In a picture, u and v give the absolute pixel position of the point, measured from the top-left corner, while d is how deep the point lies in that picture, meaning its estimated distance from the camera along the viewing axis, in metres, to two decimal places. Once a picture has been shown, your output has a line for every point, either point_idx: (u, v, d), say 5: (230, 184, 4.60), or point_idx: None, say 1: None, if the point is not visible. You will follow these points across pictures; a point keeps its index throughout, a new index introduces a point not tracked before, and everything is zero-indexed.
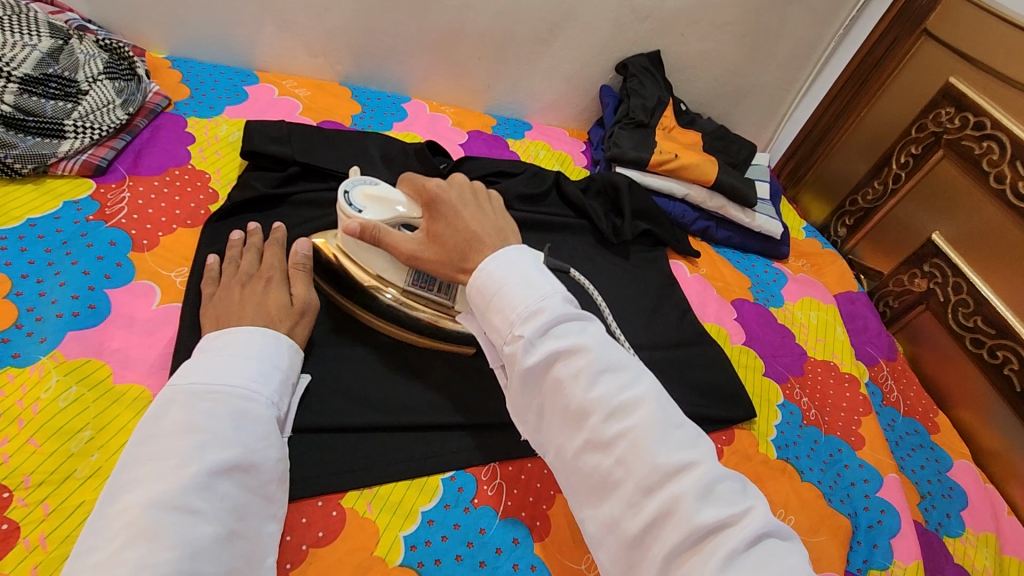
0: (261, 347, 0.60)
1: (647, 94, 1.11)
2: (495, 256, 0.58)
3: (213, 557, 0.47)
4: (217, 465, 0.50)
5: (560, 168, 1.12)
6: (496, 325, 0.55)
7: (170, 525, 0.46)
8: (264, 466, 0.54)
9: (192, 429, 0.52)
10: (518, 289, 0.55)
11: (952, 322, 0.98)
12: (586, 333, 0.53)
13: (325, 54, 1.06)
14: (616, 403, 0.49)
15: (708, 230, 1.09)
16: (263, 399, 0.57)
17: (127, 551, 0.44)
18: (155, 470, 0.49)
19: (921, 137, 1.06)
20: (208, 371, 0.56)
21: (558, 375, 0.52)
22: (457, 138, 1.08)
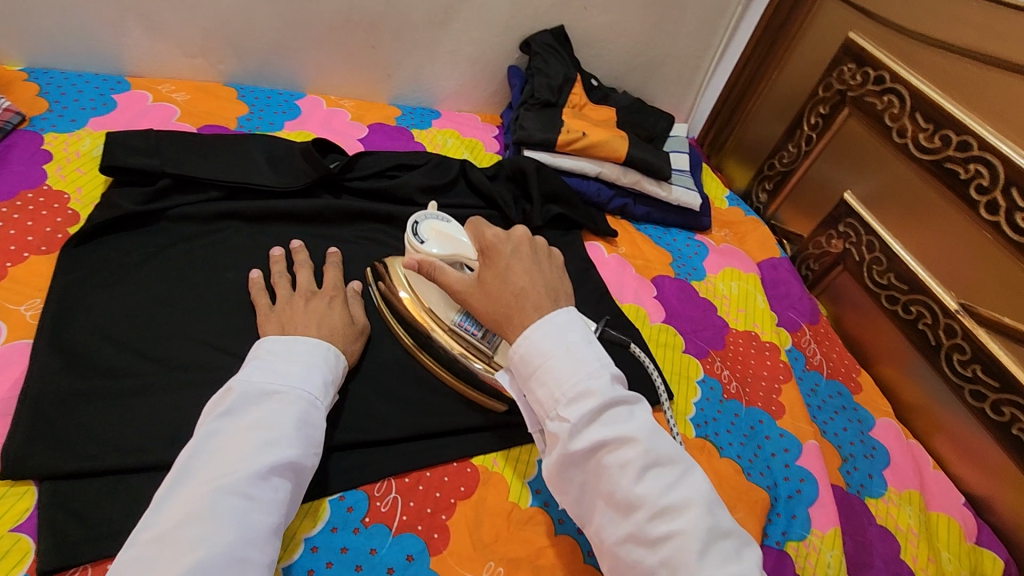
0: (322, 357, 0.61)
1: (552, 72, 1.07)
2: (542, 322, 0.56)
3: (260, 548, 0.47)
4: (276, 464, 0.50)
5: (469, 156, 1.08)
6: (540, 395, 0.54)
7: (230, 510, 0.47)
8: (308, 474, 0.55)
9: (259, 425, 0.52)
10: (568, 365, 0.53)
11: (868, 281, 0.97)
12: (636, 419, 0.52)
13: (203, 53, 0.99)
14: (664, 504, 0.48)
15: (626, 207, 1.07)
16: (321, 405, 0.58)
17: (185, 530, 0.45)
18: (225, 459, 0.50)
19: (828, 96, 1.04)
20: (272, 372, 0.56)
21: (604, 463, 0.51)
22: (356, 132, 1.02)
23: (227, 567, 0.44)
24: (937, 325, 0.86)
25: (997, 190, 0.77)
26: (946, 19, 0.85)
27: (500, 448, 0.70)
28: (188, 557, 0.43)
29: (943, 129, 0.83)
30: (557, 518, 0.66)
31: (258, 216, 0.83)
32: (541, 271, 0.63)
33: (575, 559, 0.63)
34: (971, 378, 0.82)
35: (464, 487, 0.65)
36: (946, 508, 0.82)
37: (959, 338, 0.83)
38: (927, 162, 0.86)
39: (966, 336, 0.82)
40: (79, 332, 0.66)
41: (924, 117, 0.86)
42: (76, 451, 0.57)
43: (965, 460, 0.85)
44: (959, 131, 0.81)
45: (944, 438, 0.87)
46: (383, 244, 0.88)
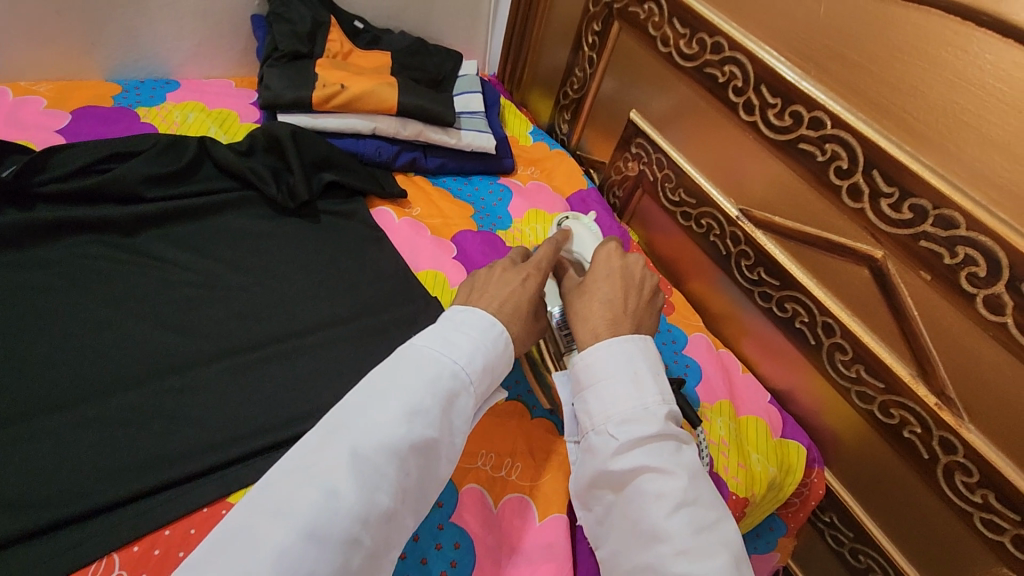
0: (494, 340, 0.55)
1: (295, 18, 0.92)
2: (614, 342, 0.59)
3: (371, 529, 0.44)
4: (414, 442, 0.47)
5: (215, 132, 0.90)
6: (592, 408, 0.57)
7: (352, 480, 0.44)
8: (443, 464, 0.50)
9: (405, 393, 0.49)
10: (626, 386, 0.56)
11: (664, 200, 0.96)
12: (679, 455, 0.53)
13: None
14: (691, 545, 0.48)
15: (416, 161, 0.97)
16: (469, 382, 0.53)
17: (306, 490, 0.43)
18: (364, 419, 0.47)
19: (597, 11, 0.98)
20: (446, 341, 0.54)
21: (642, 487, 0.52)
22: (52, 123, 0.82)
23: (336, 541, 0.42)
24: (725, 234, 0.86)
25: (750, 89, 0.75)
26: None
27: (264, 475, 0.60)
28: (308, 516, 0.42)
29: (697, 33, 0.80)
30: None
31: None
32: (625, 305, 0.63)
33: None
34: (758, 281, 0.84)
35: None
36: (754, 409, 0.84)
37: (744, 244, 0.84)
38: (690, 70, 0.83)
39: (749, 241, 0.83)
40: None
41: (680, 23, 0.83)
42: None
43: (767, 358, 0.87)
44: (710, 33, 0.79)
45: (750, 341, 0.89)
46: (101, 258, 0.71)
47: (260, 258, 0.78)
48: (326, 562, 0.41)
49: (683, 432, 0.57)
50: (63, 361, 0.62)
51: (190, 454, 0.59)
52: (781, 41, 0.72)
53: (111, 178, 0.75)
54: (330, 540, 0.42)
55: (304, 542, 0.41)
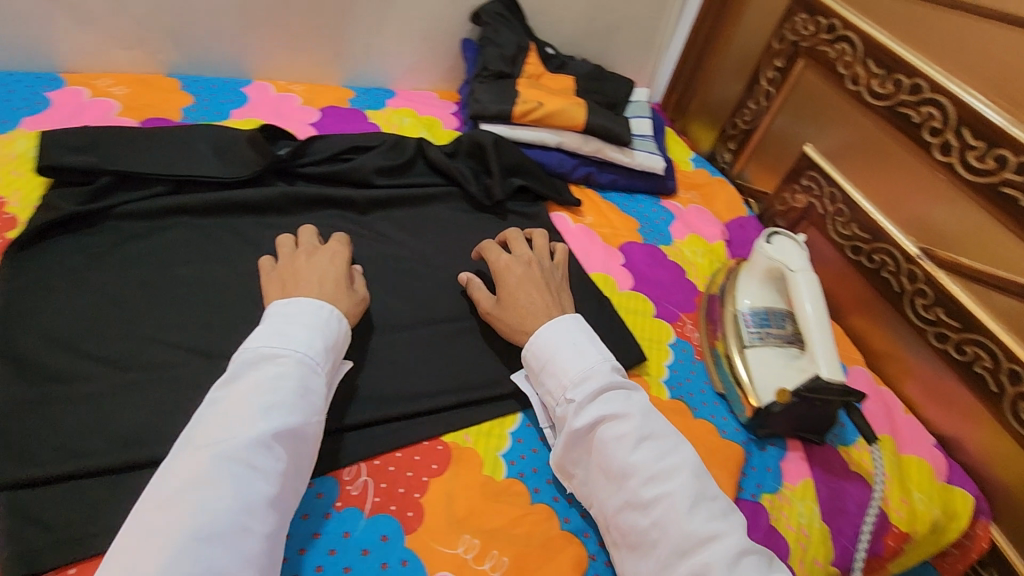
0: (326, 319, 0.62)
1: (504, 42, 1.04)
2: (550, 324, 0.70)
3: (261, 515, 0.49)
4: (278, 430, 0.52)
5: (427, 134, 1.05)
6: (548, 384, 0.67)
7: (229, 475, 0.48)
8: (313, 443, 0.56)
9: (255, 390, 0.53)
10: (569, 357, 0.67)
11: (833, 233, 0.97)
12: (630, 402, 0.64)
13: (140, 44, 0.95)
14: (657, 469, 0.59)
15: (591, 176, 1.06)
16: (316, 366, 0.58)
17: (191, 493, 0.47)
18: (226, 426, 0.51)
19: (783, 49, 1.03)
20: (280, 335, 0.58)
21: (603, 436, 0.62)
22: (307, 117, 1.00)
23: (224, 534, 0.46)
24: (900, 271, 0.87)
25: (948, 131, 0.77)
26: None
27: (471, 424, 0.70)
28: (199, 522, 0.45)
29: (894, 73, 0.83)
30: (533, 488, 0.67)
31: (208, 210, 0.80)
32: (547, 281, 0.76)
33: (551, 527, 0.64)
34: (934, 322, 0.83)
35: (436, 464, 0.65)
36: (917, 450, 0.82)
37: (922, 283, 0.84)
38: (881, 109, 0.86)
39: (928, 280, 0.83)
40: (23, 339, 0.63)
41: (875, 64, 0.86)
42: (31, 461, 0.55)
43: (933, 401, 0.86)
44: (909, 74, 0.81)
45: (915, 382, 0.88)
46: (343, 229, 0.86)
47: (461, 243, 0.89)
48: (228, 552, 0.45)
49: (628, 383, 0.67)
50: None
51: (413, 396, 0.70)
52: (993, 87, 0.73)
53: (355, 165, 0.90)
54: (217, 535, 0.46)
55: (192, 546, 0.44)
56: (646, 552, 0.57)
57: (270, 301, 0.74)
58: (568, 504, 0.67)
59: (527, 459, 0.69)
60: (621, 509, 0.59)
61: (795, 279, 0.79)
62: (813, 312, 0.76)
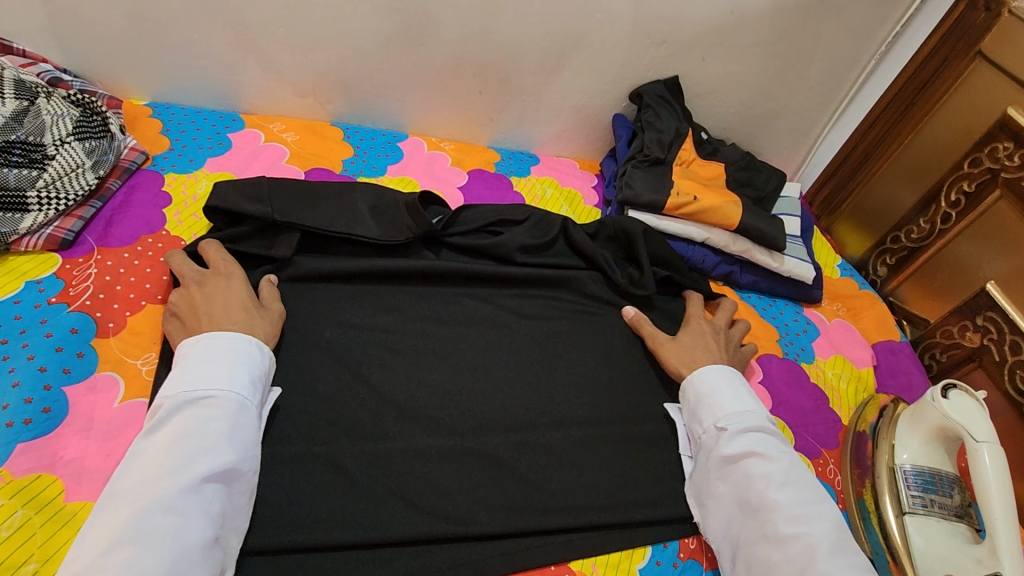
0: (247, 352, 0.63)
1: (664, 127, 1.01)
2: (714, 366, 0.76)
3: (199, 561, 0.50)
4: (208, 473, 0.54)
5: (568, 211, 1.03)
6: (702, 416, 0.73)
7: (159, 527, 0.49)
8: (246, 481, 0.57)
9: (189, 435, 0.55)
10: (727, 396, 0.72)
11: (1008, 385, 0.87)
12: (778, 448, 0.68)
13: (314, 94, 0.99)
14: (796, 512, 0.62)
15: (732, 275, 1.00)
16: (249, 405, 0.60)
17: (116, 553, 0.47)
18: (148, 478, 0.52)
19: (975, 173, 0.94)
20: (201, 377, 0.59)
21: (750, 470, 0.66)
22: (456, 179, 1.00)
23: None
24: None
25: None
26: None
27: (600, 553, 0.65)
28: None
29: None
30: None
31: (359, 274, 0.81)
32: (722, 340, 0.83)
33: None
34: None
35: None
36: None
37: None
38: None
39: None
40: None
41: None
42: None
43: None
44: None
45: None
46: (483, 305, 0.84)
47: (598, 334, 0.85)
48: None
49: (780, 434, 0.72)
50: (456, 390, 0.74)
51: (544, 511, 0.66)
52: None
53: (500, 243, 0.87)
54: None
55: None
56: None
57: (411, 378, 0.74)
58: None
59: None
60: (754, 541, 0.62)
61: (978, 452, 0.70)
62: (998, 499, 0.67)
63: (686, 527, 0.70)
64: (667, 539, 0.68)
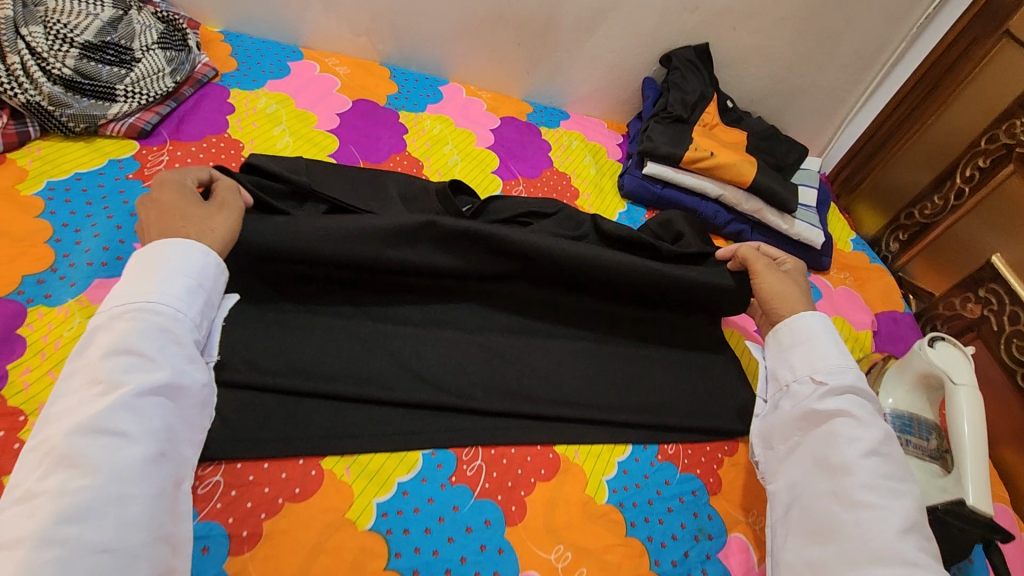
0: (178, 258, 0.56)
1: (689, 89, 1.07)
2: (815, 316, 0.73)
3: (141, 479, 0.47)
4: (144, 387, 0.49)
5: (591, 162, 1.10)
6: (795, 363, 0.71)
7: (91, 449, 0.46)
8: (192, 390, 0.53)
9: (118, 351, 0.50)
10: (829, 351, 0.70)
11: (1003, 354, 0.89)
12: (874, 417, 0.66)
13: (367, 34, 1.08)
14: (879, 483, 0.61)
15: (742, 233, 1.05)
16: (186, 311, 0.55)
17: (49, 481, 0.45)
18: (79, 400, 0.48)
19: (992, 149, 0.96)
20: (140, 287, 0.54)
21: (838, 429, 0.65)
22: (489, 123, 1.08)
23: (106, 505, 0.45)
24: None
25: None
26: None
27: (583, 442, 0.71)
28: (49, 511, 0.43)
29: None
30: (629, 521, 0.68)
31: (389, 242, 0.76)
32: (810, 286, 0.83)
33: (639, 562, 0.65)
34: None
35: (545, 470, 0.68)
36: None
37: None
38: None
39: None
40: None
41: None
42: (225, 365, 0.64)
43: None
44: None
45: None
46: None
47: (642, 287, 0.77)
48: (106, 526, 0.44)
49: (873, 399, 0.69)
50: None
51: (538, 400, 0.73)
52: None
53: (534, 230, 0.82)
54: (94, 510, 0.44)
55: (53, 531, 0.42)
56: (831, 540, 0.61)
57: None
58: (661, 547, 0.67)
59: (629, 491, 0.70)
60: (820, 496, 0.63)
61: (955, 393, 0.73)
62: (970, 435, 0.71)
63: (667, 435, 0.75)
64: (648, 441, 0.74)
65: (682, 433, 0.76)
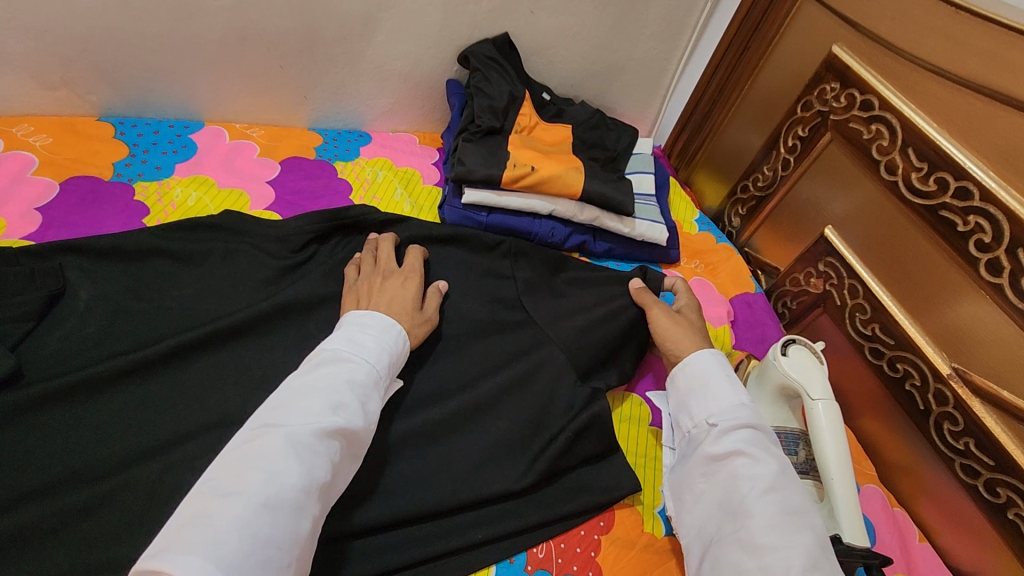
0: (393, 336, 0.64)
1: (495, 92, 0.92)
2: (703, 354, 0.73)
3: (313, 500, 0.50)
4: (341, 427, 0.54)
5: (403, 193, 0.93)
6: (692, 408, 0.70)
7: (299, 458, 0.50)
8: (361, 447, 0.57)
9: (332, 385, 0.56)
10: (726, 386, 0.69)
11: (850, 329, 0.88)
12: (770, 449, 0.64)
13: (66, 84, 0.82)
14: (779, 516, 0.57)
15: (585, 245, 0.95)
16: (381, 377, 0.61)
17: (257, 467, 0.49)
18: (301, 411, 0.53)
19: (807, 117, 0.92)
20: (352, 344, 0.61)
21: (738, 468, 0.62)
22: (265, 173, 0.87)
23: (289, 508, 0.48)
24: (927, 389, 0.76)
25: (1000, 249, 0.66)
26: (926, 31, 0.74)
27: None
28: (259, 492, 0.47)
29: (939, 171, 0.72)
30: None
31: (179, 357, 0.65)
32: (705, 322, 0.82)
33: None
34: (963, 452, 0.73)
35: None
36: None
37: (950, 406, 0.73)
38: (920, 207, 0.75)
39: (958, 405, 0.72)
40: None
41: (918, 155, 0.74)
42: None
43: (953, 530, 0.76)
44: (957, 176, 0.70)
45: (930, 504, 0.78)
46: (289, 319, 0.71)
47: (468, 372, 0.75)
48: (281, 527, 0.47)
49: (773, 437, 0.66)
50: None
51: (370, 553, 0.60)
52: None
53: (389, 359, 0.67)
54: (283, 507, 0.47)
55: (257, 512, 0.46)
56: None
57: (197, 420, 0.61)
58: None
59: None
60: (726, 541, 0.59)
61: (814, 410, 0.69)
62: (833, 455, 0.66)
63: (534, 535, 0.65)
64: (512, 553, 0.64)
65: (548, 527, 0.66)
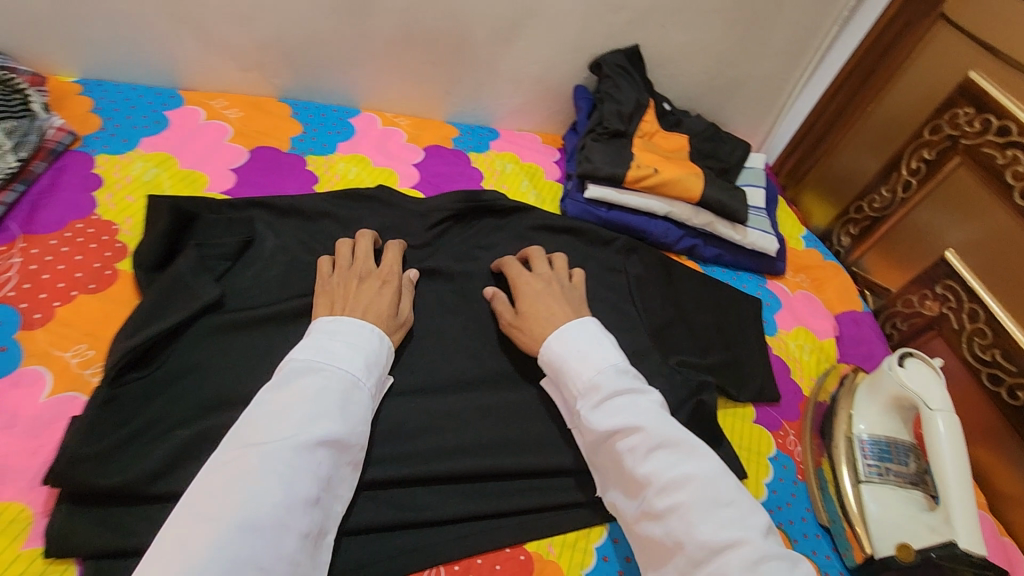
0: (365, 337, 0.62)
1: (623, 99, 0.99)
2: (566, 325, 0.67)
3: (299, 515, 0.49)
4: (324, 438, 0.53)
5: (529, 186, 1.00)
6: (563, 388, 0.65)
7: (274, 474, 0.49)
8: (352, 453, 0.56)
9: (297, 396, 0.55)
10: (585, 356, 0.63)
11: (967, 353, 0.87)
12: (638, 412, 0.58)
13: (258, 68, 0.95)
14: (668, 479, 0.54)
15: (695, 248, 0.99)
16: (361, 382, 0.59)
17: (233, 490, 0.48)
18: (268, 427, 0.52)
19: (935, 140, 0.93)
20: (320, 350, 0.59)
21: (617, 446, 0.58)
22: (411, 157, 0.97)
23: (271, 529, 0.47)
24: None
25: None
26: None
27: (557, 532, 0.63)
28: (236, 514, 0.46)
29: None
30: None
31: None
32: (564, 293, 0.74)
33: None
34: None
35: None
36: None
37: None
38: None
39: None
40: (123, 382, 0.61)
41: None
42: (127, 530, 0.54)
43: None
44: None
45: None
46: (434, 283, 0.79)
47: None
48: (265, 546, 0.46)
49: (651, 397, 0.61)
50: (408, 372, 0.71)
51: (496, 494, 0.64)
52: None
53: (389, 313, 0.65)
54: (261, 529, 0.47)
55: (237, 533, 0.46)
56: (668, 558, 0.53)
57: None
58: None
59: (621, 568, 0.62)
60: (637, 517, 0.56)
61: (932, 420, 0.70)
62: (951, 465, 0.67)
63: None
64: None
65: None
